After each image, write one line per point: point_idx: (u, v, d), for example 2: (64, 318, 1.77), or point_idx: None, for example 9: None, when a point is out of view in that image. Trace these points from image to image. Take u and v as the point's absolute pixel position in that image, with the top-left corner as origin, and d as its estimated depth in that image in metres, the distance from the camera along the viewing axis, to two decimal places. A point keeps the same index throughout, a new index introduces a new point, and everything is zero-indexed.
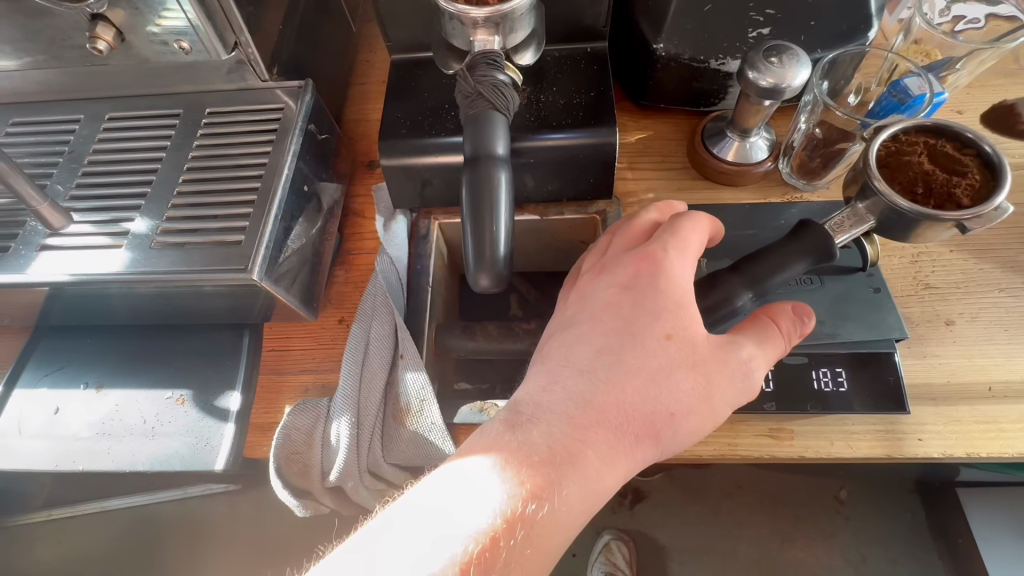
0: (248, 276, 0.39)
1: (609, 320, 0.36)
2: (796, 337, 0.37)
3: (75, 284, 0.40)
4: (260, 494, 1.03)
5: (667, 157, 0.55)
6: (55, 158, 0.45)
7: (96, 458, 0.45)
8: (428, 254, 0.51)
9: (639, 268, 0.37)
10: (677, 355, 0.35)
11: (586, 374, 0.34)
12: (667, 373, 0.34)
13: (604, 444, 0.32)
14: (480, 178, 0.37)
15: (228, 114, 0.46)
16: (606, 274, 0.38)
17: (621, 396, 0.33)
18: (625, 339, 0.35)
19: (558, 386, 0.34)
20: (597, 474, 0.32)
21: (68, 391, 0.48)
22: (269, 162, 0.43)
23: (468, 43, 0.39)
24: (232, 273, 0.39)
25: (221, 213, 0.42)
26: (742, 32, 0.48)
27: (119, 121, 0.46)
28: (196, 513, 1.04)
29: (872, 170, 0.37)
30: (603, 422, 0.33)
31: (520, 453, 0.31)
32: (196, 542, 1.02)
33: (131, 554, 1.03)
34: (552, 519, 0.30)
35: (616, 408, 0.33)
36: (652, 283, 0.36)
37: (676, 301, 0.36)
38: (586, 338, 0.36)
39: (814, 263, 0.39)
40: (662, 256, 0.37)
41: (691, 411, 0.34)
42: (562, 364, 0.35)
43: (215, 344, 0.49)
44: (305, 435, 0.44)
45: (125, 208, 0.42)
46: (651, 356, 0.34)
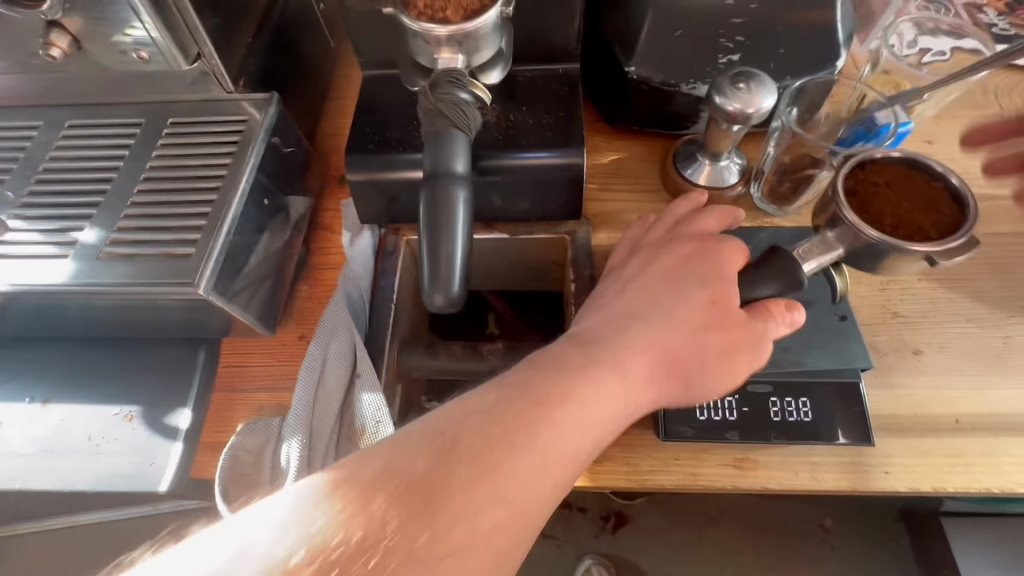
0: (195, 290, 0.38)
1: (662, 277, 0.37)
2: (786, 328, 0.36)
3: (18, 295, 0.39)
4: None
5: (640, 179, 0.55)
6: (10, 164, 0.44)
7: (36, 475, 0.43)
8: (394, 270, 0.50)
9: (702, 241, 0.39)
10: (716, 316, 0.35)
11: (632, 315, 0.35)
12: (702, 332, 0.35)
13: (632, 376, 0.33)
14: (437, 197, 0.37)
15: (189, 125, 0.45)
16: (666, 242, 0.40)
17: (659, 346, 0.34)
18: (674, 291, 0.36)
19: (605, 319, 0.35)
20: (616, 401, 0.32)
21: (13, 406, 0.46)
22: (226, 176, 0.42)
23: (431, 61, 0.39)
24: (180, 288, 0.38)
25: (175, 224, 0.40)
26: (713, 59, 0.49)
27: (79, 129, 0.45)
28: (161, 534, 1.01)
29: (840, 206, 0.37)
30: (631, 362, 0.33)
31: (560, 365, 0.32)
32: None
33: None
34: (562, 436, 0.30)
35: (653, 346, 0.34)
36: (712, 256, 0.38)
37: (728, 274, 0.37)
38: (637, 285, 0.37)
39: (782, 287, 0.38)
40: (723, 236, 0.39)
41: (715, 370, 0.34)
42: (613, 303, 0.37)
43: (171, 359, 0.48)
44: (253, 457, 0.42)
45: (77, 217, 0.41)
46: (693, 311, 0.35)
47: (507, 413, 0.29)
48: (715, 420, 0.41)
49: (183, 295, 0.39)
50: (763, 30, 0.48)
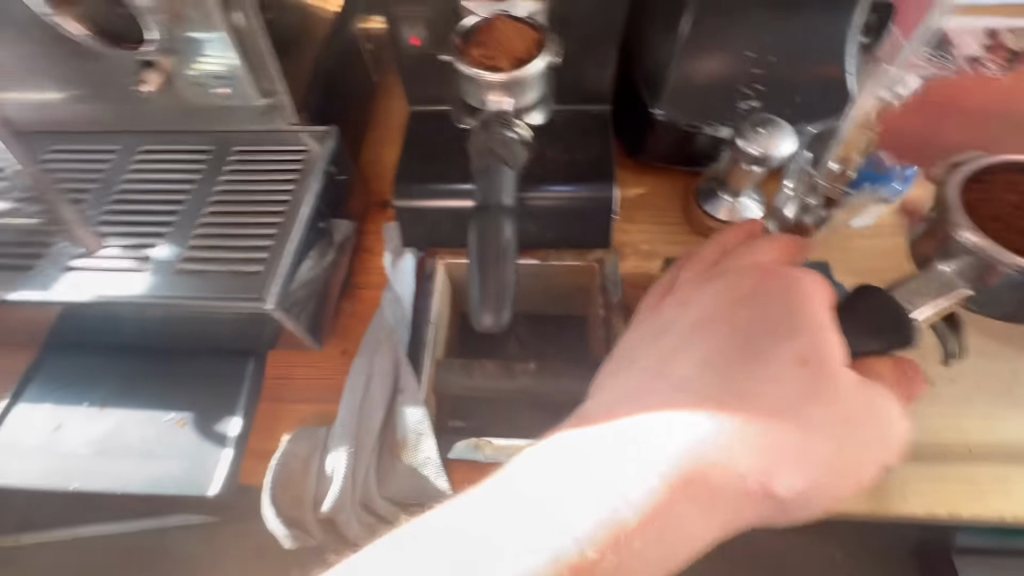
0: (263, 305, 0.42)
1: (734, 337, 0.36)
2: (901, 389, 0.35)
3: (99, 305, 0.42)
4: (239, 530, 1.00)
5: (661, 213, 0.58)
6: (89, 185, 0.48)
7: (92, 476, 0.46)
8: (431, 295, 0.53)
9: (770, 282, 0.37)
10: (812, 381, 0.33)
11: (694, 388, 0.34)
12: (804, 411, 0.32)
13: (713, 481, 0.31)
14: (488, 226, 0.41)
15: (254, 153, 0.49)
16: (725, 284, 0.38)
17: (758, 434, 0.32)
18: (747, 356, 0.35)
19: (661, 397, 0.34)
20: (693, 517, 0.31)
21: (71, 410, 0.49)
22: (289, 201, 0.46)
23: (480, 102, 0.43)
24: (249, 302, 0.42)
25: (242, 244, 0.44)
26: (733, 104, 0.53)
27: (150, 154, 0.49)
28: (169, 544, 1.01)
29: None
30: (730, 448, 0.32)
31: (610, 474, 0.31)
32: None
33: None
34: (638, 558, 0.29)
35: (728, 431, 0.32)
36: (791, 300, 0.35)
37: (818, 322, 0.34)
38: (695, 349, 0.36)
39: (885, 343, 0.36)
40: (792, 274, 0.36)
41: (822, 448, 0.32)
42: (668, 372, 0.36)
43: (220, 369, 0.50)
44: (302, 463, 0.45)
45: (151, 235, 0.44)
46: (776, 380, 0.33)
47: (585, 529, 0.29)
48: None
49: (250, 309, 0.42)
50: (781, 79, 0.52)
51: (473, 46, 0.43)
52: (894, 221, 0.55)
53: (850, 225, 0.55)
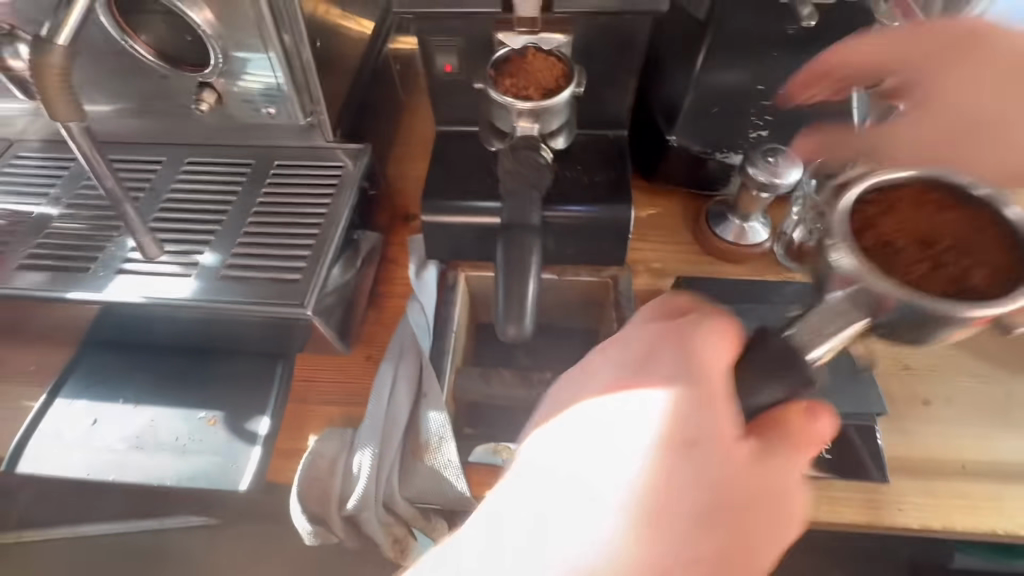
0: (304, 311, 0.44)
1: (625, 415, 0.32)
2: (808, 447, 0.32)
3: (147, 306, 0.44)
4: (242, 532, 1.02)
5: (672, 232, 0.61)
6: (138, 192, 0.51)
7: (127, 469, 0.48)
8: (454, 302, 0.56)
9: (659, 347, 0.34)
10: (698, 465, 0.30)
11: (576, 482, 0.31)
12: (693, 493, 0.30)
13: None
14: (514, 242, 0.44)
15: (293, 167, 0.52)
16: (617, 351, 0.35)
17: (648, 518, 0.30)
18: (632, 439, 0.31)
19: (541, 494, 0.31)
20: None
21: (107, 405, 0.52)
22: (327, 213, 0.49)
23: (510, 127, 0.47)
24: (290, 307, 0.44)
25: (281, 253, 0.47)
26: (744, 133, 0.57)
27: (195, 165, 0.52)
28: (174, 545, 1.02)
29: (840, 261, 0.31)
30: (612, 557, 0.29)
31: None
32: None
33: None
34: None
35: (606, 539, 0.29)
36: (681, 363, 0.32)
37: (710, 394, 0.31)
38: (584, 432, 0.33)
39: (788, 385, 0.33)
40: (684, 339, 0.33)
41: (718, 549, 0.29)
42: (553, 459, 0.32)
43: (250, 370, 0.53)
44: (328, 463, 0.47)
45: (197, 242, 0.47)
46: (665, 469, 0.30)
47: None
48: None
49: (290, 314, 0.45)
50: (789, 111, 0.56)
51: (506, 75, 0.47)
52: None
53: None
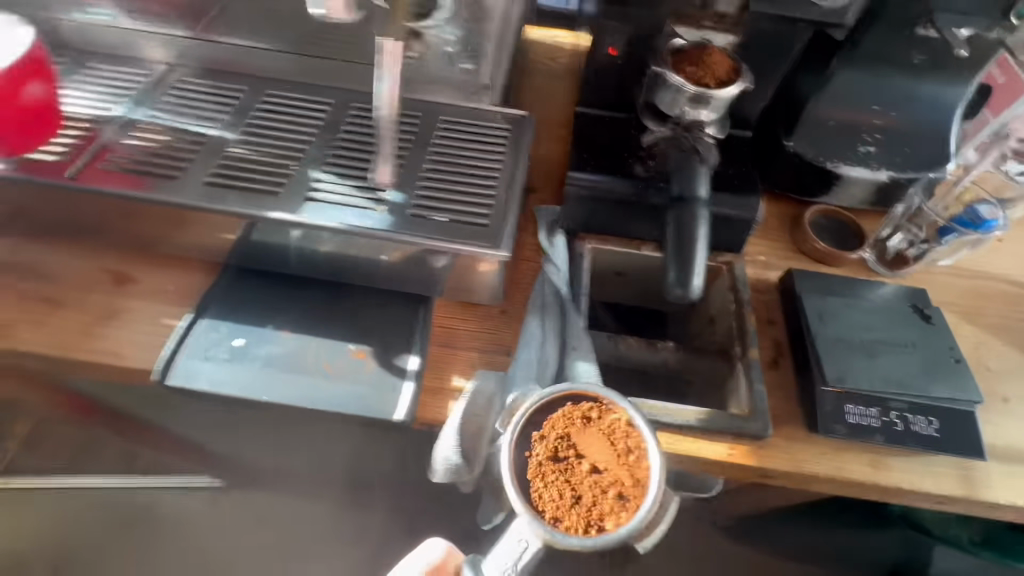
0: (499, 252, 0.47)
1: None
2: None
3: (341, 233, 0.47)
4: (243, 499, 1.04)
5: (774, 232, 0.66)
6: (313, 128, 0.53)
7: (278, 391, 0.50)
8: (583, 270, 0.60)
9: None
10: None
11: None
12: None
13: None
14: (687, 216, 0.47)
15: (460, 124, 0.55)
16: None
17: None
18: None
19: None
20: None
21: (254, 329, 0.53)
22: (502, 169, 0.52)
23: (676, 109, 0.52)
24: (485, 248, 0.47)
25: (464, 199, 0.49)
26: (855, 145, 0.62)
27: (366, 110, 0.55)
28: (185, 503, 1.04)
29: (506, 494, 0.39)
30: None
31: None
32: (158, 541, 1.01)
33: (85, 544, 1.00)
34: None
35: None
36: None
37: None
38: None
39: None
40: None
41: None
42: None
43: (393, 310, 0.56)
44: (486, 399, 0.50)
45: (379, 181, 0.49)
46: None
47: None
48: (863, 425, 0.50)
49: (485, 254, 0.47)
50: (898, 131, 0.62)
51: (686, 62, 0.52)
52: (972, 265, 0.65)
53: (938, 263, 0.64)
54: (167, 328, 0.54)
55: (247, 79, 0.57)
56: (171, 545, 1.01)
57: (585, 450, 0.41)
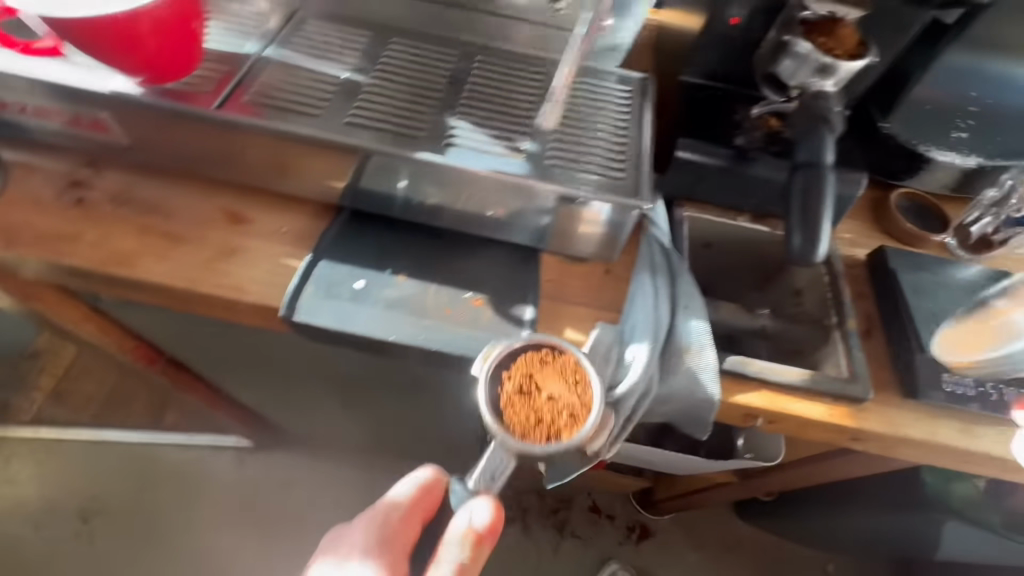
0: (643, 203, 0.48)
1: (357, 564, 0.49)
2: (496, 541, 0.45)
3: (491, 177, 0.49)
4: (271, 457, 1.28)
5: (861, 211, 0.68)
6: (441, 77, 0.54)
7: (402, 331, 0.52)
8: (682, 234, 0.62)
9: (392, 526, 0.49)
10: None
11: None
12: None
13: None
14: (813, 179, 0.49)
15: (583, 83, 0.55)
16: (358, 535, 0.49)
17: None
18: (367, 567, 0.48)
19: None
20: None
21: (373, 273, 0.54)
22: (629, 127, 0.53)
23: (801, 79, 0.53)
24: (628, 200, 0.48)
25: (596, 153, 0.51)
26: (949, 130, 0.63)
27: (490, 64, 0.56)
28: (214, 463, 1.26)
29: (483, 420, 0.41)
30: None
31: None
32: (184, 496, 1.23)
33: (127, 488, 1.24)
34: None
35: None
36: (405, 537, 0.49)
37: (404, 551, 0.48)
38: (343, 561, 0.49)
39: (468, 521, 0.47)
40: (397, 516, 0.49)
41: None
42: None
43: (505, 262, 0.57)
44: (604, 350, 0.52)
45: (516, 131, 0.51)
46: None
47: None
48: (958, 393, 0.53)
49: (627, 205, 0.49)
50: (993, 117, 0.63)
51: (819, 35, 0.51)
52: None
53: (1017, 249, 0.67)
54: (287, 268, 0.55)
55: (367, 26, 0.57)
56: (206, 496, 1.24)
57: (546, 385, 0.44)
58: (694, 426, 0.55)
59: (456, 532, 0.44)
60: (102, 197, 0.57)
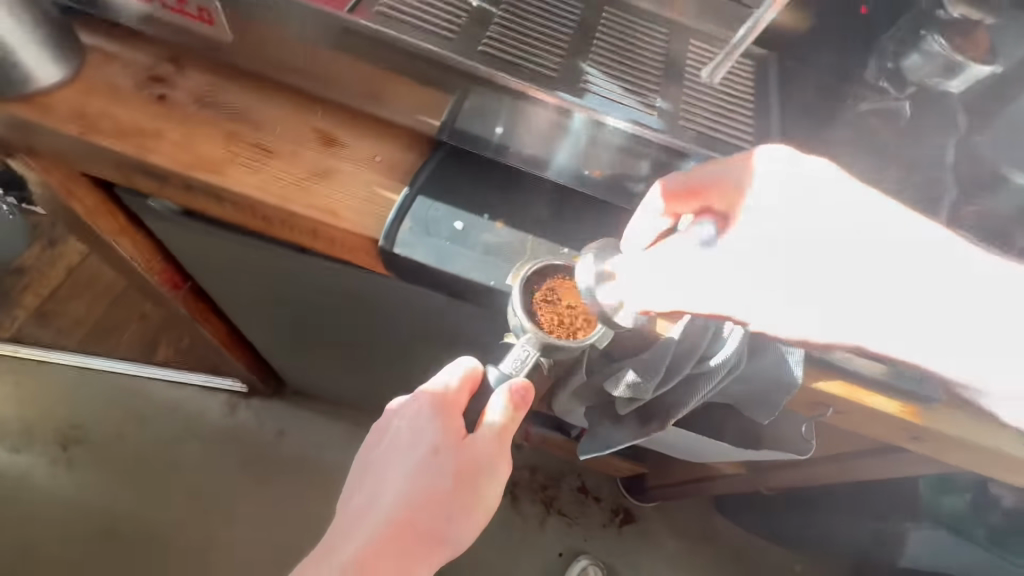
0: None
1: (404, 439, 0.46)
2: (523, 405, 0.46)
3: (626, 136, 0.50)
4: (265, 405, 1.30)
5: None
6: (571, 24, 0.52)
7: (503, 276, 0.50)
8: None
9: (440, 403, 0.46)
10: (457, 471, 0.45)
11: (390, 473, 0.46)
12: (453, 470, 0.45)
13: (398, 562, 0.44)
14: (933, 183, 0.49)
15: (709, 50, 0.55)
16: (406, 413, 0.47)
17: (423, 499, 0.44)
18: (416, 440, 0.46)
19: (375, 479, 0.46)
20: None
21: (471, 214, 0.52)
22: (756, 103, 0.54)
23: (922, 74, 0.53)
24: None
25: (726, 122, 0.52)
26: None
27: (616, 16, 0.54)
28: (209, 404, 1.29)
29: (518, 318, 0.46)
30: (418, 531, 0.44)
31: (360, 540, 0.44)
32: (177, 428, 1.26)
33: (114, 421, 1.25)
34: None
35: (420, 515, 0.44)
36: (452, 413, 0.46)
37: (451, 427, 0.46)
38: (393, 443, 0.47)
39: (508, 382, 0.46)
40: (444, 392, 0.47)
41: (472, 520, 0.46)
42: (382, 468, 0.46)
43: (603, 223, 0.55)
44: (703, 323, 0.50)
45: (650, 89, 0.51)
46: (438, 467, 0.45)
47: (348, 510, 0.46)
48: None
49: None
50: None
51: (958, 34, 0.51)
52: None
53: None
54: (382, 198, 0.53)
55: None
56: (199, 434, 1.27)
57: (568, 298, 0.49)
58: (762, 409, 0.57)
59: (497, 409, 0.45)
60: (185, 97, 0.53)
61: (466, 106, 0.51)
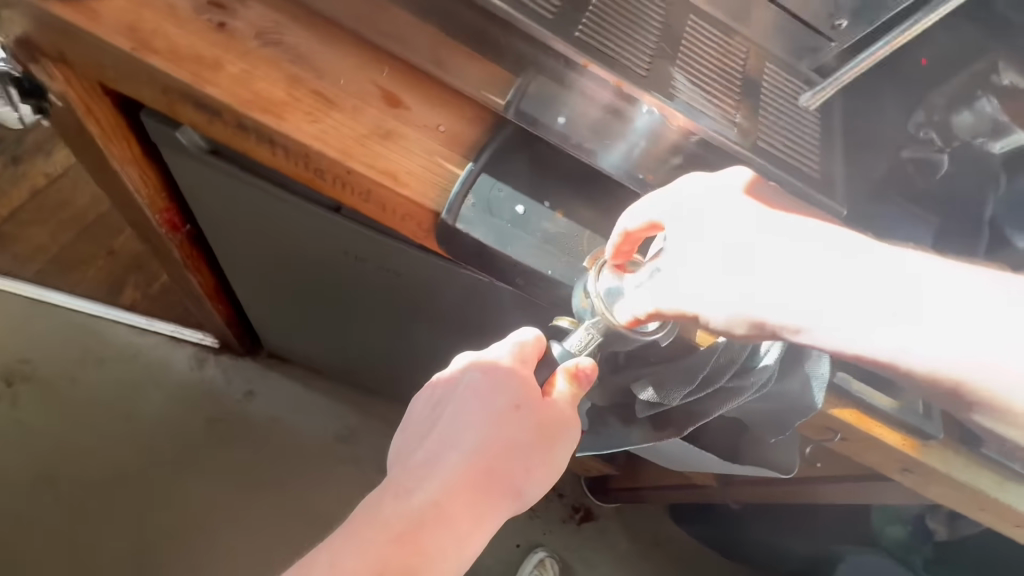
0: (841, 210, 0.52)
1: (477, 397, 0.45)
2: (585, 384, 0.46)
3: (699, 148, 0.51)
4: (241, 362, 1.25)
5: None
6: (659, 27, 0.52)
7: (560, 266, 0.50)
8: None
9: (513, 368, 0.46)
10: (530, 434, 0.45)
11: (462, 428, 0.45)
12: (528, 431, 0.45)
13: (471, 511, 0.44)
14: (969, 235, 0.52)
15: (782, 77, 0.56)
16: (477, 373, 0.46)
17: (496, 456, 0.44)
18: (490, 401, 0.45)
19: (445, 432, 0.45)
20: (473, 533, 0.44)
21: (534, 199, 0.51)
22: (822, 133, 0.56)
23: (971, 129, 0.58)
24: (827, 202, 0.52)
25: (796, 147, 0.53)
26: None
27: (700, 27, 0.54)
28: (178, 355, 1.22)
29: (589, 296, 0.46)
30: (491, 484, 0.44)
31: (432, 487, 0.43)
32: (142, 375, 1.19)
33: (72, 360, 1.16)
34: (449, 547, 0.43)
35: (494, 470, 0.44)
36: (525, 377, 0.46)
37: (523, 391, 0.45)
38: (463, 400, 0.46)
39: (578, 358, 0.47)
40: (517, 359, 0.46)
41: (538, 480, 0.46)
42: (453, 423, 0.45)
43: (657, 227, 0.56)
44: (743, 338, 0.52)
45: (730, 105, 0.52)
46: (512, 427, 0.44)
47: (414, 458, 0.45)
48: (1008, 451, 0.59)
49: (823, 204, 0.52)
50: None
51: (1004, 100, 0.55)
52: None
53: None
54: (445, 170, 0.51)
55: None
56: (165, 384, 1.20)
57: None
58: (776, 427, 0.59)
59: (562, 386, 0.46)
60: (246, 30, 0.50)
61: (551, 92, 0.51)
